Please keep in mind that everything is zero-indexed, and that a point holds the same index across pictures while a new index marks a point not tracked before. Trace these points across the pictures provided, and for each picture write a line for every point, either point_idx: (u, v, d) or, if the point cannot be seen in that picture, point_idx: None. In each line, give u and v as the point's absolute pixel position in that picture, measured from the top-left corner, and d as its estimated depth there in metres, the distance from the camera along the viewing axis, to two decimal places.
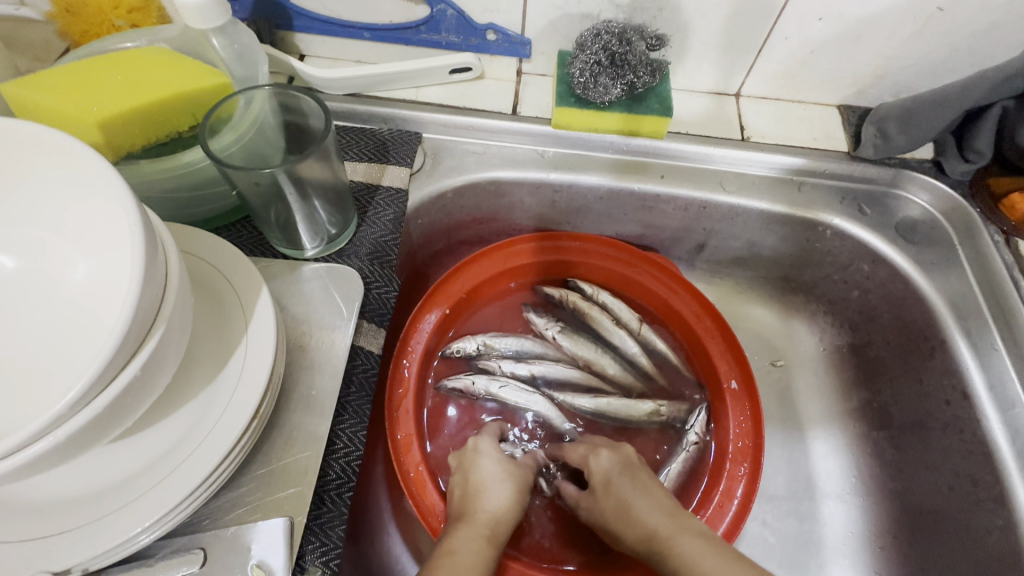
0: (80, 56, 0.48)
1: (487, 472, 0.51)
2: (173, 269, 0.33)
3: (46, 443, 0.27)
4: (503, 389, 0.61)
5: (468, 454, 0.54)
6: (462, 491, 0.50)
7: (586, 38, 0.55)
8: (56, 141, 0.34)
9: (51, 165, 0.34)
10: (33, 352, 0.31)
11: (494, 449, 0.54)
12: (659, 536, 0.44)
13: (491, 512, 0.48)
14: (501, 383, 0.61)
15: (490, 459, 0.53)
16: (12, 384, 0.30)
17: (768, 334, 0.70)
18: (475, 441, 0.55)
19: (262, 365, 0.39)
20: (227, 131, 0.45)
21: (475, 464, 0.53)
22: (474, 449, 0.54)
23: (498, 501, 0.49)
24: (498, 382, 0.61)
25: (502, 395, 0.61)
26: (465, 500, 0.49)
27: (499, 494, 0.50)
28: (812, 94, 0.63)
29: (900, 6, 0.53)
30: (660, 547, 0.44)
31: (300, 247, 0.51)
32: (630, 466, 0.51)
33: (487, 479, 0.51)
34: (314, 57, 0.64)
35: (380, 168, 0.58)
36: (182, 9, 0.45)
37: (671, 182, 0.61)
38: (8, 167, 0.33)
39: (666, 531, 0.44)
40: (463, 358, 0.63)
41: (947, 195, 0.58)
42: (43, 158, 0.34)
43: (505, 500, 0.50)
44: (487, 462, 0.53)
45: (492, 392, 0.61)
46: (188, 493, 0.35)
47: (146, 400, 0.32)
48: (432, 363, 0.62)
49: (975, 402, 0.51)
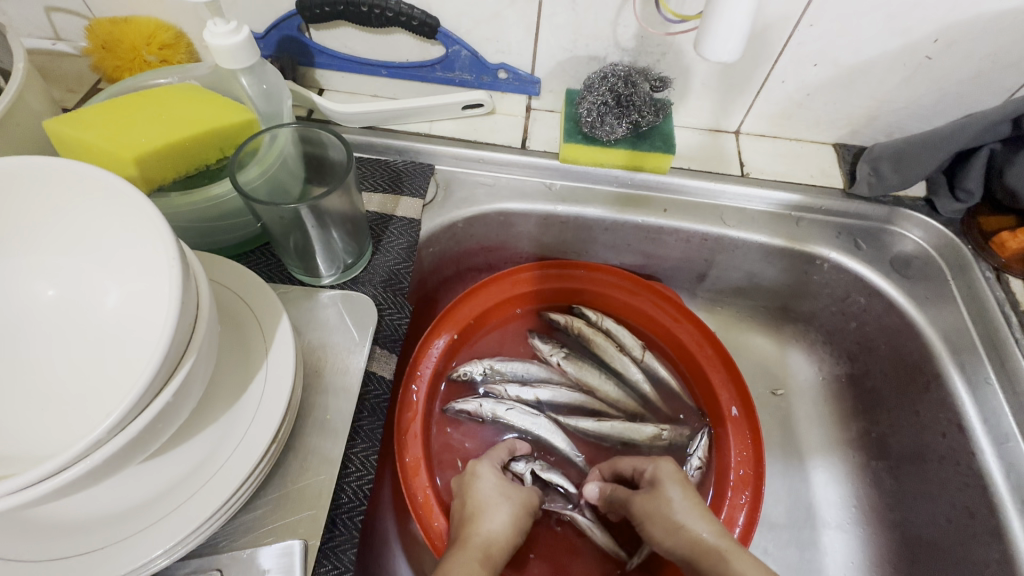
0: (115, 92, 0.51)
1: (486, 496, 0.52)
2: (204, 299, 0.35)
3: (83, 467, 0.29)
4: (509, 413, 0.62)
5: (467, 478, 0.55)
6: (461, 516, 0.51)
7: (593, 80, 0.58)
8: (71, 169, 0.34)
9: (76, 196, 0.35)
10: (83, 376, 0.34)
11: (489, 470, 0.56)
12: (721, 549, 0.45)
13: (485, 535, 0.49)
14: (508, 407, 0.62)
15: (490, 483, 0.54)
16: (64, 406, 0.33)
17: (768, 362, 0.72)
18: (478, 465, 0.56)
19: (282, 390, 0.41)
20: (253, 166, 0.47)
21: (474, 487, 0.54)
22: (474, 472, 0.55)
23: (494, 527, 0.50)
24: (504, 406, 0.62)
25: (508, 418, 0.62)
26: (463, 525, 0.50)
27: (497, 518, 0.51)
28: (808, 133, 0.66)
29: (891, 55, 0.56)
30: (716, 558, 0.44)
31: (316, 274, 0.53)
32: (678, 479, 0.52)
33: (486, 504, 0.51)
34: (332, 91, 0.67)
35: (395, 199, 0.60)
36: (214, 51, 0.48)
37: (673, 216, 0.63)
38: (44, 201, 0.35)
39: (725, 546, 0.45)
40: (470, 382, 0.64)
41: (940, 232, 0.61)
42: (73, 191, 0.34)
43: (501, 525, 0.50)
44: (486, 485, 0.54)
45: (498, 415, 0.62)
46: (210, 514, 0.36)
47: (175, 425, 0.33)
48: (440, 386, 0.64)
49: (970, 435, 0.52)
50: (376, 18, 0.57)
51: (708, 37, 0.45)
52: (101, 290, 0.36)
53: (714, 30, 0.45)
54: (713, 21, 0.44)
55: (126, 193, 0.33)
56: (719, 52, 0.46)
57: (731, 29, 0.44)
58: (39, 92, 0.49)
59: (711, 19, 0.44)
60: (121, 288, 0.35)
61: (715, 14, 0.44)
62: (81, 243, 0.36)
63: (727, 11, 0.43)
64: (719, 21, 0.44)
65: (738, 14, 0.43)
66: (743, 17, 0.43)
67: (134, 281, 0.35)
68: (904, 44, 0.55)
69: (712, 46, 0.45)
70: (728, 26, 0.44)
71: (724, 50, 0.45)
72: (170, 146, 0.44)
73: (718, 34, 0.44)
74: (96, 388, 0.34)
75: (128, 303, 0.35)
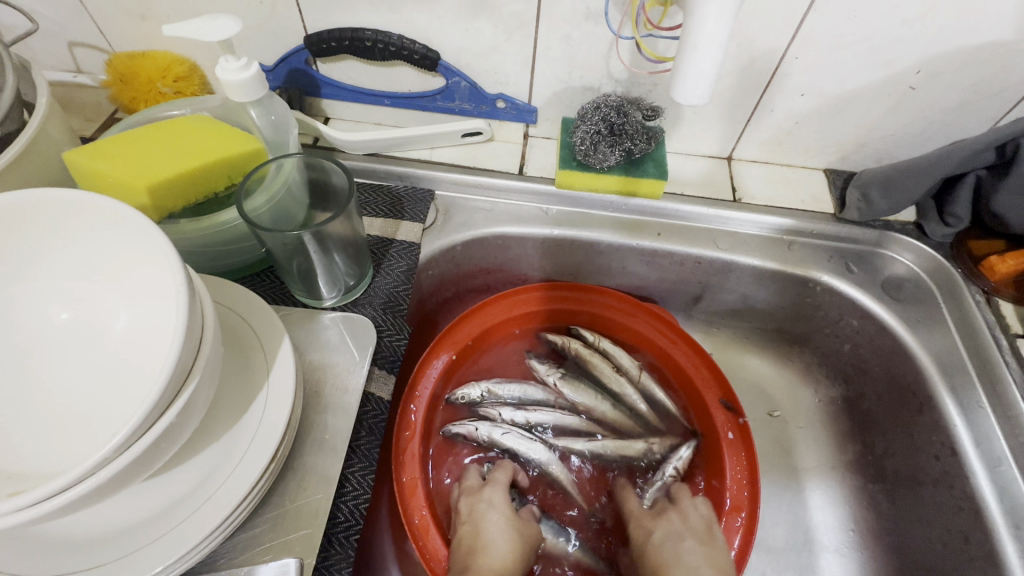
0: (131, 123, 0.54)
1: (492, 516, 0.53)
2: (209, 322, 0.36)
3: (90, 483, 0.30)
4: (506, 437, 0.63)
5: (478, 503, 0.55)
6: (467, 544, 0.51)
7: (587, 110, 0.60)
8: (81, 198, 0.35)
9: (91, 222, 0.36)
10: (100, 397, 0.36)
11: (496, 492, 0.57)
12: None
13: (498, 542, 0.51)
14: (504, 430, 0.63)
15: (498, 508, 0.54)
16: (77, 425, 0.35)
17: (765, 384, 0.72)
18: (486, 492, 0.57)
19: (282, 411, 0.42)
20: (260, 193, 0.49)
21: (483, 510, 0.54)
22: (483, 498, 0.56)
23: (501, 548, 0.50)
24: (501, 429, 0.63)
25: (505, 441, 0.63)
26: (473, 553, 0.49)
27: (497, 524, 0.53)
28: (799, 159, 0.68)
29: (875, 86, 0.58)
30: None
31: (318, 297, 0.55)
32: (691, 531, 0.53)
33: (491, 527, 0.52)
34: (337, 120, 0.70)
35: (396, 223, 0.62)
36: (226, 85, 0.50)
37: (667, 240, 0.65)
38: (58, 228, 0.37)
39: None
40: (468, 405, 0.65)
41: (931, 256, 0.62)
42: (88, 217, 0.36)
43: (506, 531, 0.52)
44: (492, 507, 0.54)
45: (496, 439, 0.63)
46: (210, 531, 0.37)
47: (176, 445, 0.34)
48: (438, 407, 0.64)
49: (963, 459, 0.52)
50: (380, 52, 0.60)
51: (679, 81, 0.46)
52: (111, 312, 0.38)
53: (683, 76, 0.46)
54: (682, 68, 0.45)
55: (138, 222, 0.35)
56: (690, 97, 0.46)
57: (701, 74, 0.45)
58: (59, 122, 0.51)
59: (679, 67, 0.45)
60: (130, 312, 0.37)
61: (683, 62, 0.45)
62: (92, 269, 0.38)
63: (694, 59, 0.44)
64: (688, 68, 0.45)
65: (706, 62, 0.44)
66: (710, 65, 0.44)
67: (142, 305, 0.37)
68: (888, 75, 0.57)
69: (684, 89, 0.46)
70: (697, 73, 0.45)
71: (694, 94, 0.46)
72: (180, 176, 0.46)
73: (687, 80, 0.45)
74: (105, 408, 0.35)
75: (137, 326, 0.37)
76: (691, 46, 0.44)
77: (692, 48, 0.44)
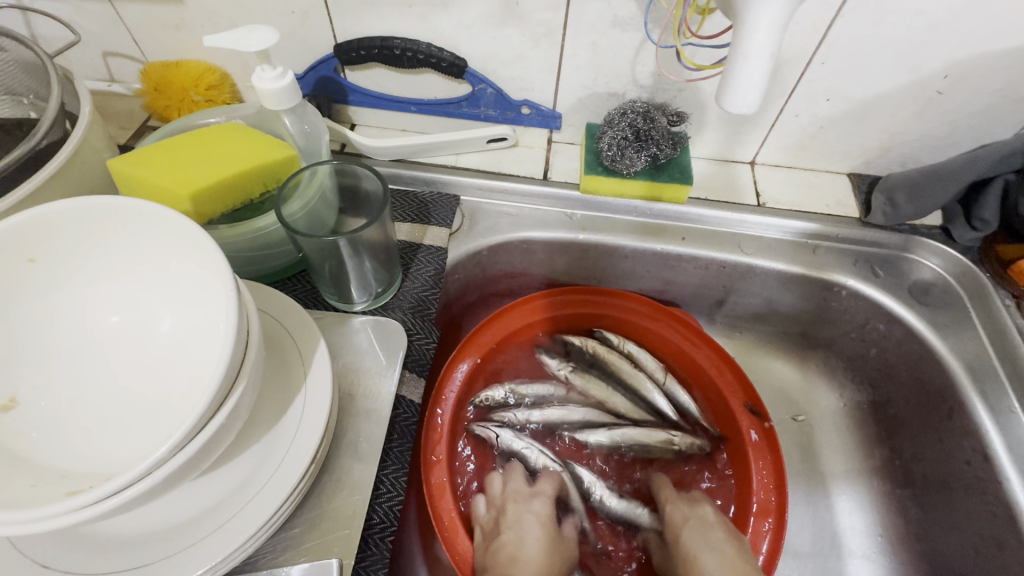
0: (168, 131, 0.55)
1: (530, 529, 0.52)
2: (253, 326, 0.37)
3: (145, 483, 0.31)
4: (526, 452, 0.62)
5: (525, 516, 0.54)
6: (504, 553, 0.49)
7: (613, 116, 0.61)
8: (130, 205, 0.36)
9: (139, 228, 0.37)
10: (151, 400, 0.37)
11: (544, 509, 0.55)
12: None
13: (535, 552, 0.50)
14: (525, 442, 0.62)
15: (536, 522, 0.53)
16: (130, 426, 0.36)
17: (789, 388, 0.72)
18: (533, 502, 0.56)
19: (320, 414, 0.43)
20: (295, 200, 0.50)
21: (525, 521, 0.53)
22: (530, 509, 0.55)
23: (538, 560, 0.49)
24: (522, 441, 0.62)
25: (526, 455, 0.62)
26: (513, 564, 0.48)
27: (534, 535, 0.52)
28: (823, 163, 0.68)
29: (901, 91, 0.58)
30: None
31: (349, 301, 0.56)
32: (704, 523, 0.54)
33: (529, 540, 0.51)
34: (363, 127, 0.71)
35: (423, 228, 0.63)
36: (262, 94, 0.51)
37: (691, 244, 0.65)
38: (107, 235, 0.37)
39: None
40: (491, 407, 0.65)
41: (958, 260, 0.62)
42: (136, 223, 0.37)
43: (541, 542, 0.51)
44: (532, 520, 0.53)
45: (517, 451, 0.62)
46: (253, 531, 0.38)
47: (224, 446, 0.35)
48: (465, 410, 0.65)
49: (995, 464, 0.52)
50: (408, 60, 0.61)
51: (728, 88, 0.45)
52: (158, 317, 0.39)
53: (732, 84, 0.45)
54: (733, 76, 0.44)
55: (186, 228, 0.36)
56: (739, 106, 0.45)
57: (751, 84, 0.44)
58: (99, 131, 0.53)
59: (729, 75, 0.45)
60: (177, 317, 0.38)
61: (734, 70, 0.44)
62: (138, 275, 0.39)
63: (746, 68, 0.44)
64: (737, 76, 0.44)
65: (757, 71, 0.44)
66: (761, 75, 0.44)
67: (189, 309, 0.38)
68: (915, 80, 0.57)
69: (733, 98, 0.45)
70: (746, 81, 0.44)
71: (744, 103, 0.45)
72: (219, 182, 0.47)
73: (738, 88, 0.45)
74: (156, 410, 0.36)
75: (183, 329, 0.38)
76: (741, 56, 0.44)
77: (743, 57, 0.44)
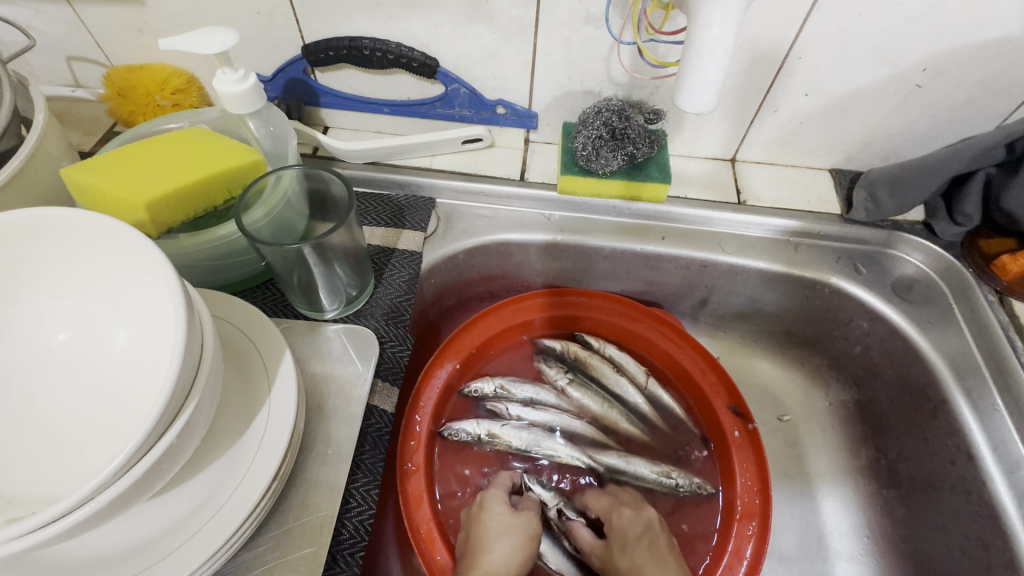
0: (130, 137, 0.53)
1: (494, 519, 0.53)
2: (208, 339, 0.36)
3: (88, 509, 0.29)
4: (501, 428, 0.62)
5: (485, 504, 0.55)
6: (471, 545, 0.51)
7: (588, 114, 0.60)
8: (77, 217, 0.35)
9: (88, 237, 0.36)
10: (100, 419, 0.36)
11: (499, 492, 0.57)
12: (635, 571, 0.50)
13: (496, 528, 0.52)
14: (503, 423, 0.62)
15: (497, 513, 0.53)
16: (77, 447, 0.35)
17: (774, 388, 0.71)
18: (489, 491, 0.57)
19: (284, 428, 0.41)
20: (258, 206, 0.49)
21: (483, 519, 0.53)
22: (485, 498, 0.56)
23: (502, 541, 0.50)
24: (501, 422, 0.62)
25: (504, 435, 0.62)
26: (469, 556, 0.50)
27: (496, 514, 0.53)
28: (804, 159, 0.67)
29: (881, 85, 0.57)
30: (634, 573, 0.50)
31: (320, 309, 0.54)
32: (649, 530, 0.54)
33: (491, 526, 0.52)
34: (336, 129, 0.70)
35: (397, 233, 0.61)
36: (223, 97, 0.50)
37: (671, 244, 0.64)
38: (54, 245, 0.36)
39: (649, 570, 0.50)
40: (478, 399, 0.64)
41: (940, 256, 0.61)
42: (85, 233, 0.35)
43: (505, 515, 0.53)
44: (495, 512, 0.54)
45: (494, 433, 0.62)
46: (212, 552, 0.37)
47: (178, 464, 0.33)
48: (449, 401, 0.64)
49: (980, 464, 0.51)
50: (378, 60, 0.59)
51: (683, 88, 0.45)
52: (109, 331, 0.37)
53: (688, 82, 0.44)
54: (687, 75, 0.44)
55: (135, 239, 0.34)
56: (695, 104, 0.45)
57: (706, 82, 0.44)
58: (57, 137, 0.51)
59: (684, 73, 0.44)
60: (128, 330, 0.37)
61: (688, 70, 0.44)
62: (86, 287, 0.37)
63: (700, 66, 0.43)
64: (691, 75, 0.44)
65: (712, 69, 0.43)
66: (716, 72, 0.43)
67: (141, 323, 0.37)
68: (894, 73, 0.56)
69: (687, 97, 0.45)
70: (703, 80, 0.44)
71: (699, 102, 0.45)
72: (177, 190, 0.46)
73: (691, 87, 0.44)
74: (104, 428, 0.35)
75: (133, 343, 0.37)
76: (696, 53, 0.43)
77: (697, 55, 0.43)
